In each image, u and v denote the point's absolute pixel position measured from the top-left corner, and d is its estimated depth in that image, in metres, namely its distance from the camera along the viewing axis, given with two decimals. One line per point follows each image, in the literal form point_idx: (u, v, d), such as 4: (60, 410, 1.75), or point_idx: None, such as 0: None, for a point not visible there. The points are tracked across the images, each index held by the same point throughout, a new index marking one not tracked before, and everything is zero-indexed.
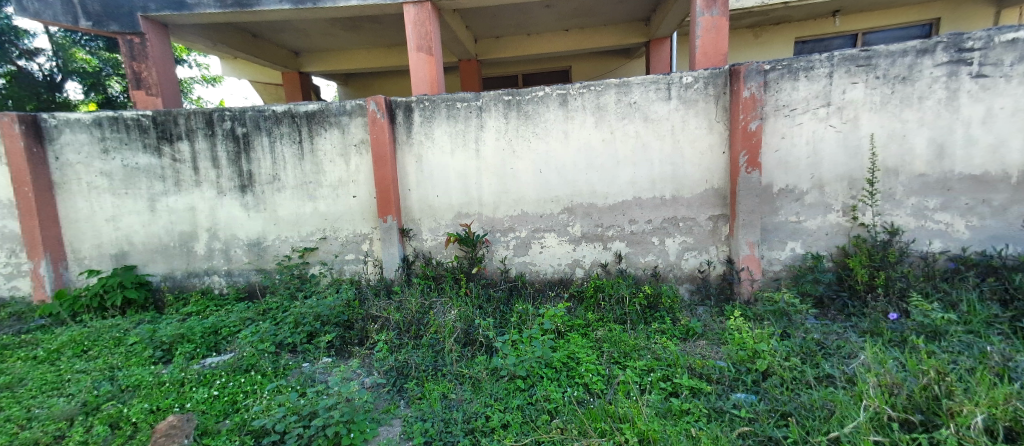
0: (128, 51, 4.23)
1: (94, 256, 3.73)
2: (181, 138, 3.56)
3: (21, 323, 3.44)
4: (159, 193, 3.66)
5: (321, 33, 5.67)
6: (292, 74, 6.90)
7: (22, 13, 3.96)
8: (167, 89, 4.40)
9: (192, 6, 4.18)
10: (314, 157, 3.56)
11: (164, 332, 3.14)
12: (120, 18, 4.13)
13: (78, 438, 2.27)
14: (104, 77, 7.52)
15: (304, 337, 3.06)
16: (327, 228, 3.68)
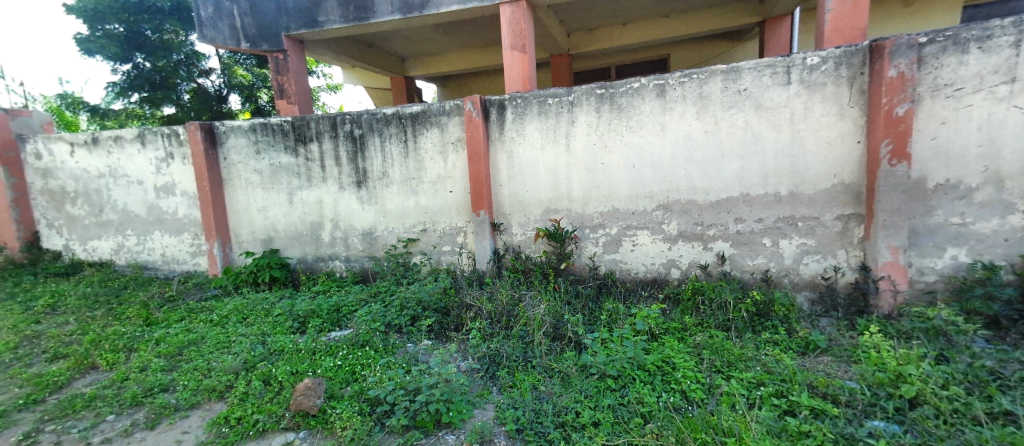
0: (275, 66, 5.06)
1: (250, 240, 4.52)
2: (312, 140, 4.13)
3: (201, 293, 4.32)
4: (295, 187, 4.29)
5: (426, 38, 6.13)
6: (400, 79, 7.51)
7: (203, 39, 4.95)
8: (302, 97, 5.16)
9: (322, 23, 4.79)
10: (417, 155, 3.88)
11: (300, 306, 3.71)
12: (270, 38, 4.92)
13: (242, 390, 2.81)
14: (255, 90, 9.58)
15: (408, 320, 3.37)
16: (427, 221, 3.99)
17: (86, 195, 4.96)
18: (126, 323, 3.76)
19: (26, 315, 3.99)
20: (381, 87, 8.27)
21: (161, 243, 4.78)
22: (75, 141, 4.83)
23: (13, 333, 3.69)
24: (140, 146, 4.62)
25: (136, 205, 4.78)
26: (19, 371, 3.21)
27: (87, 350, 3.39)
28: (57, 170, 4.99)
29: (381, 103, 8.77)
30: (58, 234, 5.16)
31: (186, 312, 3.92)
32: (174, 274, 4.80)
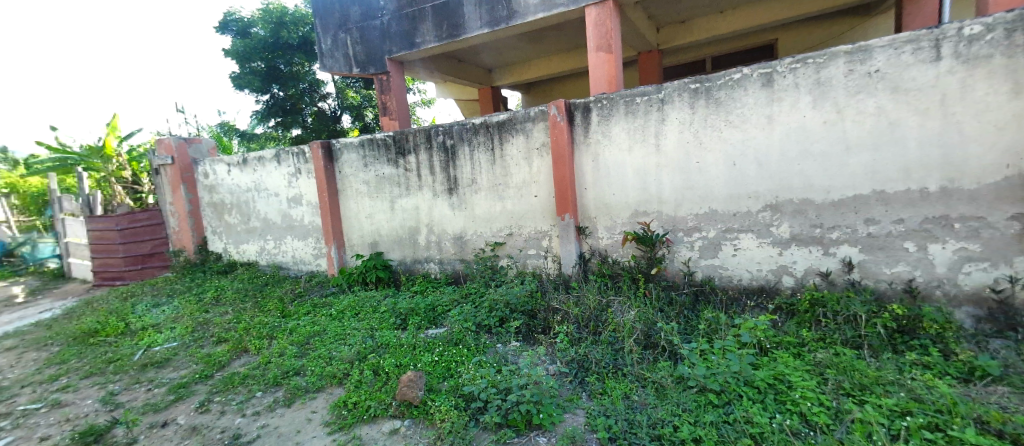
0: (380, 87, 5.57)
1: (360, 244, 5.04)
2: (410, 152, 4.47)
3: (322, 290, 4.92)
4: (396, 196, 4.67)
5: (512, 48, 6.30)
6: (487, 89, 7.87)
7: (324, 68, 5.69)
8: (402, 113, 5.59)
9: (420, 44, 5.16)
10: (503, 161, 3.98)
11: (401, 305, 4.04)
12: (375, 62, 5.45)
13: (356, 378, 3.14)
14: (363, 109, 11.32)
15: (497, 321, 3.46)
16: (513, 225, 4.07)
17: (239, 206, 5.94)
18: (266, 315, 4.46)
19: (200, 304, 5.07)
20: (469, 98, 8.69)
21: (292, 246, 5.55)
22: (231, 162, 5.82)
23: (192, 319, 4.70)
24: (278, 164, 5.40)
25: (274, 215, 5.61)
26: (195, 352, 4.03)
27: (240, 335, 4.10)
28: (218, 186, 6.07)
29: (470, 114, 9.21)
30: (220, 239, 6.28)
31: (311, 306, 4.51)
32: (302, 273, 5.54)
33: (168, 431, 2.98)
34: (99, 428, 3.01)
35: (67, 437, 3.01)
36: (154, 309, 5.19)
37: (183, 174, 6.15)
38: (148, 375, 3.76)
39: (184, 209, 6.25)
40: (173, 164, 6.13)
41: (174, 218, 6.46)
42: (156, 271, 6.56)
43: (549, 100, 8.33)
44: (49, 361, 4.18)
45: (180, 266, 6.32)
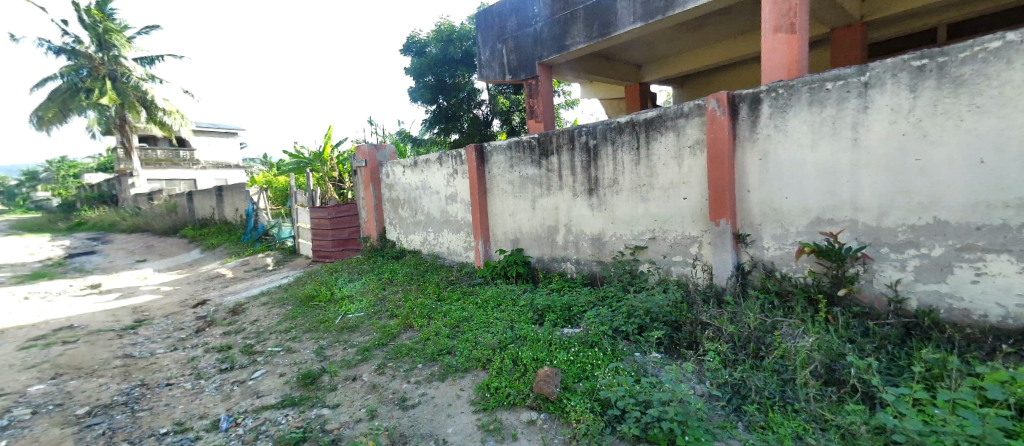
0: (530, 91, 5.64)
1: (502, 239, 5.42)
2: (553, 153, 4.54)
3: (471, 279, 5.47)
4: (538, 195, 4.81)
5: (668, 40, 5.84)
6: (634, 85, 7.45)
7: (482, 78, 6.19)
8: (548, 117, 5.50)
9: (569, 46, 5.10)
10: (649, 161, 3.69)
11: (539, 301, 4.12)
12: (527, 67, 5.60)
13: (497, 364, 3.28)
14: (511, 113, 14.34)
15: (636, 328, 3.23)
16: (657, 229, 3.74)
17: (408, 202, 7.29)
18: (427, 297, 5.10)
19: (379, 282, 6.12)
20: (617, 96, 8.36)
21: (447, 238, 6.46)
22: (405, 165, 7.21)
23: (374, 294, 5.66)
24: (439, 166, 6.40)
25: (433, 210, 6.65)
26: (376, 322, 4.80)
27: (409, 312, 4.77)
28: (395, 185, 7.59)
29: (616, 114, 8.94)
30: (395, 229, 7.77)
31: (462, 293, 5.00)
32: (455, 263, 6.32)
33: (358, 384, 3.58)
34: (314, 374, 3.78)
35: (294, 377, 3.86)
36: (349, 282, 6.42)
37: (372, 174, 7.93)
38: (345, 336, 4.62)
39: (371, 203, 8.05)
40: (367, 166, 7.98)
41: (364, 210, 8.35)
42: (350, 253, 8.40)
43: (703, 94, 7.60)
44: (285, 316, 5.49)
45: (367, 248, 8.05)
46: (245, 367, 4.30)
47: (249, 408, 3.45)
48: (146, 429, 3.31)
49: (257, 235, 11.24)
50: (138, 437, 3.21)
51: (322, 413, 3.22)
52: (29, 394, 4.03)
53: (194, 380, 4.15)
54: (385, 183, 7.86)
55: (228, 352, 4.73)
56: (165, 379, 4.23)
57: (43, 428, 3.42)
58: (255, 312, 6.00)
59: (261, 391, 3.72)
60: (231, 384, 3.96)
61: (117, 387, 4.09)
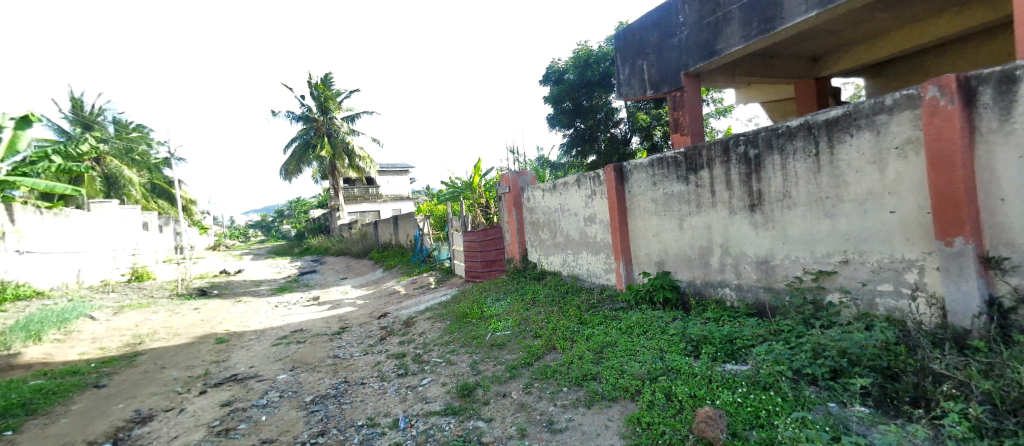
0: (673, 104, 5.24)
1: (646, 261, 5.07)
2: (703, 167, 4.13)
3: (612, 303, 5.21)
4: (686, 213, 4.41)
5: (855, 24, 5.00)
6: (810, 82, 6.54)
7: (622, 97, 6.04)
8: (697, 128, 5.04)
9: (721, 50, 4.65)
10: (833, 169, 3.11)
11: (693, 331, 3.70)
12: (670, 79, 5.27)
13: (647, 398, 2.99)
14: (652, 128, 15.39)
15: (827, 372, 2.65)
16: (850, 250, 3.10)
17: (548, 224, 7.35)
18: (570, 319, 5.00)
19: (524, 302, 6.23)
20: (780, 97, 7.49)
21: (587, 260, 6.29)
22: (544, 188, 7.34)
23: (518, 314, 5.75)
24: (578, 187, 6.32)
25: (572, 231, 6.59)
26: (521, 341, 4.84)
27: (551, 333, 4.73)
28: (535, 208, 7.76)
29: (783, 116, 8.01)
30: (536, 251, 7.88)
31: (604, 317, 4.78)
32: (596, 285, 6.11)
33: (506, 401, 3.60)
34: (470, 386, 3.95)
35: (454, 387, 4.07)
36: (496, 301, 6.67)
37: (515, 199, 8.26)
38: (494, 352, 4.77)
39: (514, 226, 8.35)
40: (510, 191, 8.34)
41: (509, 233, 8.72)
42: (496, 273, 8.73)
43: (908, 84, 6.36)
44: (445, 331, 5.94)
45: (511, 269, 8.34)
46: (414, 374, 4.71)
47: (420, 412, 3.70)
48: (348, 419, 3.80)
49: (423, 257, 12.64)
50: (342, 426, 3.69)
51: (478, 425, 3.31)
52: (279, 381, 5.03)
53: (380, 381, 4.69)
54: (526, 206, 8.12)
55: (402, 359, 5.26)
56: (362, 378, 4.88)
57: (286, 408, 4.21)
58: (421, 325, 6.61)
59: (429, 397, 4.00)
60: (405, 388, 4.36)
61: (328, 382, 4.87)
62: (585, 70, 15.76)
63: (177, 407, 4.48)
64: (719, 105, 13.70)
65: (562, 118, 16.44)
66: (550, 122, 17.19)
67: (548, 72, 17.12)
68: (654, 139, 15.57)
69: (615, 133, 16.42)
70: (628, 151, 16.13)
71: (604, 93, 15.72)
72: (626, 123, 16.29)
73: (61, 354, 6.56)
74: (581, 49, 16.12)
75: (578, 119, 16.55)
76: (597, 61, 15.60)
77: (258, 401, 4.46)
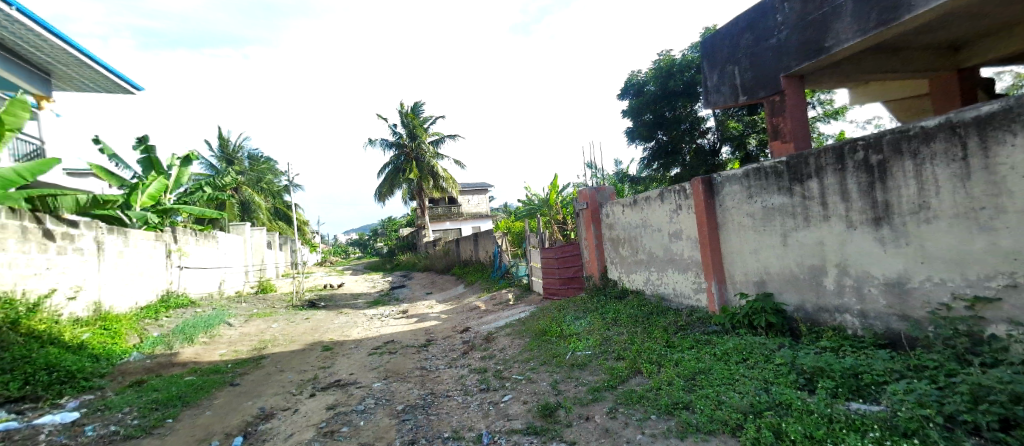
0: (771, 109, 4.81)
1: (743, 282, 4.63)
2: (811, 177, 3.72)
3: (704, 326, 4.81)
4: (791, 229, 3.98)
5: (1007, 5, 4.28)
6: (951, 75, 5.71)
7: (711, 105, 5.70)
8: (801, 135, 4.56)
9: (830, 48, 4.19)
10: (988, 174, 2.62)
11: (805, 361, 3.27)
12: (767, 83, 4.86)
13: (752, 434, 2.65)
14: (746, 136, 14.59)
15: (994, 421, 2.17)
16: (1017, 272, 2.56)
17: (629, 240, 7.06)
18: (655, 341, 4.70)
19: (605, 322, 5.98)
20: (908, 93, 6.64)
21: (673, 279, 5.91)
22: (624, 203, 7.09)
23: (599, 334, 5.53)
24: (661, 202, 6.01)
25: (656, 248, 6.25)
26: (603, 363, 4.63)
27: (635, 356, 4.47)
28: (615, 224, 7.51)
29: (911, 115, 7.09)
30: (616, 268, 7.59)
31: (694, 341, 4.42)
32: (683, 306, 5.70)
33: (591, 425, 3.42)
34: (552, 405, 3.83)
35: (535, 406, 3.97)
36: (576, 320, 6.49)
37: (593, 215, 8.07)
38: (575, 373, 4.60)
39: (593, 243, 8.14)
40: (588, 207, 8.19)
41: (587, 250, 8.50)
42: (575, 291, 8.51)
43: None
44: (525, 347, 5.88)
45: (590, 287, 8.11)
46: (496, 390, 4.68)
47: (502, 429, 3.65)
48: (435, 431, 3.84)
49: (501, 273, 12.77)
50: (430, 437, 3.74)
51: None
52: (375, 388, 5.27)
53: (463, 395, 4.71)
54: (605, 222, 7.90)
55: (484, 375, 5.26)
56: (447, 391, 4.95)
57: (379, 415, 4.38)
58: (502, 341, 6.60)
59: (511, 415, 3.93)
60: (487, 404, 4.33)
61: (417, 392, 5.01)
62: (667, 80, 15.26)
63: (292, 407, 4.85)
64: (828, 107, 12.58)
65: (642, 131, 16.05)
66: (629, 136, 16.81)
67: (626, 85, 16.82)
68: (747, 148, 14.66)
69: (702, 143, 15.70)
70: (716, 162, 15.33)
71: (689, 102, 15.13)
72: (713, 133, 15.54)
73: (206, 354, 7.52)
74: (661, 59, 15.69)
75: (660, 130, 16.06)
76: (680, 70, 15.03)
77: (357, 406, 4.69)
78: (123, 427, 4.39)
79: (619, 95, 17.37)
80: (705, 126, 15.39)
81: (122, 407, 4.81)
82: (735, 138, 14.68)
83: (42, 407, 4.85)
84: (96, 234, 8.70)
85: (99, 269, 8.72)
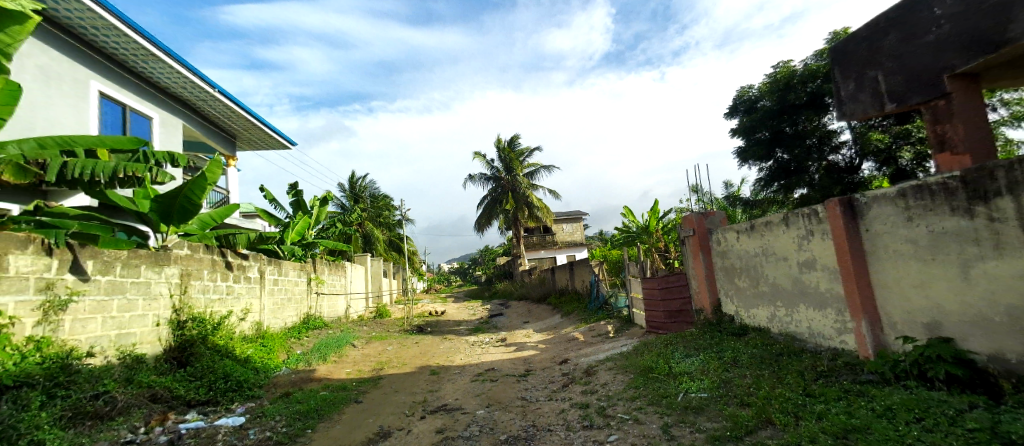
0: (931, 116, 4.06)
1: (906, 322, 3.82)
2: (1000, 194, 3.00)
3: (854, 374, 4.04)
4: (974, 258, 3.22)
5: None
6: None
7: (845, 117, 5.00)
8: (979, 144, 3.77)
9: (1015, 39, 3.40)
10: None
11: (1012, 427, 2.53)
12: (922, 87, 4.12)
13: None
14: (896, 150, 12.78)
15: None
16: None
17: (747, 270, 6.35)
18: (789, 388, 4.05)
19: (721, 362, 5.35)
20: None
21: (806, 316, 5.13)
22: (740, 230, 6.44)
23: (716, 375, 4.95)
24: (787, 227, 5.33)
25: (783, 279, 5.51)
26: (723, 408, 4.10)
27: (764, 403, 3.88)
28: (730, 251, 6.83)
29: None
30: (732, 301, 6.85)
31: (841, 391, 3.71)
32: (821, 348, 4.89)
33: None
34: None
35: None
36: (686, 357, 5.92)
37: (701, 242, 7.46)
38: (690, 417, 4.12)
39: (703, 272, 7.48)
40: (695, 235, 7.59)
41: (696, 281, 7.83)
42: (683, 326, 7.86)
43: None
44: (630, 384, 5.48)
45: (701, 321, 7.41)
46: (601, 428, 4.37)
47: None
48: None
49: (599, 304, 12.27)
50: None
51: None
52: (478, 416, 5.26)
53: (566, 430, 4.48)
54: (717, 250, 7.24)
55: (587, 410, 4.97)
56: (549, 424, 4.74)
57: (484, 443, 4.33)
58: (604, 376, 6.24)
59: None
60: (592, 443, 4.06)
61: (520, 423, 4.88)
62: (785, 93, 13.97)
63: (405, 428, 5.02)
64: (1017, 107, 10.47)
65: (757, 151, 14.80)
66: (741, 156, 15.59)
67: (736, 102, 15.74)
68: (898, 162, 12.78)
69: (835, 159, 14.15)
70: (856, 178, 13.68)
71: (815, 115, 13.73)
72: (849, 146, 13.91)
73: (335, 372, 8.21)
74: (778, 71, 14.40)
75: (779, 148, 14.72)
76: (802, 81, 13.68)
77: (463, 432, 4.68)
78: (273, 433, 4.88)
79: (728, 113, 16.32)
80: (836, 141, 13.94)
81: (274, 415, 5.40)
82: (880, 152, 12.97)
83: (219, 410, 5.64)
84: (260, 265, 10.13)
85: (260, 294, 10.09)
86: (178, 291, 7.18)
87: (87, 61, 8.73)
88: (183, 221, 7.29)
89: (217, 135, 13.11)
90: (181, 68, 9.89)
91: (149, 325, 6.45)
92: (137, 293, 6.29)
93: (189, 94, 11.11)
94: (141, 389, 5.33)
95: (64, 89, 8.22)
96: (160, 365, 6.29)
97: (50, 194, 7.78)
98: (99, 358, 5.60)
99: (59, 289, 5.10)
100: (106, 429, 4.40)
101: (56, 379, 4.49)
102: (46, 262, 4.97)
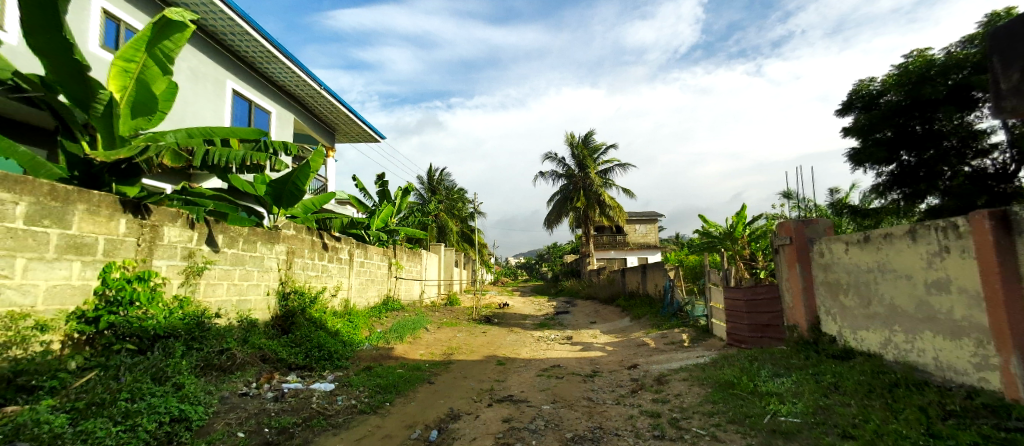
0: None
1: None
2: None
3: (998, 419, 3.45)
4: None
5: None
6: None
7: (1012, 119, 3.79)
8: None
9: None
10: None
11: None
12: None
13: None
14: None
15: None
16: None
17: (857, 287, 5.68)
18: (907, 426, 3.58)
19: (818, 386, 4.86)
20: None
21: (933, 344, 4.47)
22: (850, 241, 5.78)
23: (813, 400, 4.51)
24: (912, 241, 4.69)
25: (904, 300, 4.86)
26: (821, 437, 3.73)
27: (874, 439, 3.46)
28: (835, 265, 6.17)
29: None
30: (835, 321, 6.17)
31: (979, 437, 3.21)
32: (951, 384, 4.24)
33: None
34: None
35: None
36: (776, 377, 5.44)
37: (799, 253, 6.82)
38: (778, 442, 3.81)
39: (799, 286, 6.83)
40: (792, 244, 6.96)
41: (789, 295, 7.16)
42: (771, 341, 7.33)
43: None
44: (707, 398, 5.18)
45: (793, 339, 6.77)
46: (673, 440, 4.19)
47: None
48: None
49: (673, 310, 11.68)
50: None
51: None
52: (545, 410, 5.29)
53: (636, 438, 4.33)
54: (818, 262, 6.55)
55: (658, 420, 4.79)
56: (617, 428, 4.64)
57: (550, 439, 4.34)
58: (677, 386, 5.96)
59: None
60: None
61: (586, 423, 4.83)
62: (919, 86, 12.19)
63: (473, 413, 5.19)
64: None
65: (876, 152, 13.10)
66: (854, 158, 13.90)
67: (852, 97, 14.08)
68: None
69: (981, 164, 12.26)
70: (1009, 188, 11.84)
71: (956, 113, 11.90)
72: (1002, 149, 11.95)
73: (410, 351, 8.72)
74: (911, 61, 12.72)
75: (904, 150, 13.03)
76: (942, 72, 11.88)
77: (529, 425, 4.72)
78: (357, 401, 5.30)
79: (841, 110, 14.65)
80: (986, 142, 12.08)
81: (359, 385, 5.86)
82: None
83: (314, 375, 6.23)
84: (350, 248, 10.96)
85: (349, 274, 10.95)
86: (285, 266, 8.02)
87: (225, 62, 9.98)
88: (290, 205, 8.08)
89: (320, 128, 14.37)
90: (298, 70, 10.96)
91: (261, 294, 7.30)
92: (254, 265, 7.12)
93: (301, 92, 12.27)
94: (255, 349, 6.07)
95: (207, 88, 9.48)
96: (268, 330, 7.10)
97: (193, 176, 9.12)
98: (224, 319, 6.43)
99: (197, 258, 5.91)
100: (228, 380, 5.06)
101: (193, 333, 5.20)
102: (189, 234, 5.77)
